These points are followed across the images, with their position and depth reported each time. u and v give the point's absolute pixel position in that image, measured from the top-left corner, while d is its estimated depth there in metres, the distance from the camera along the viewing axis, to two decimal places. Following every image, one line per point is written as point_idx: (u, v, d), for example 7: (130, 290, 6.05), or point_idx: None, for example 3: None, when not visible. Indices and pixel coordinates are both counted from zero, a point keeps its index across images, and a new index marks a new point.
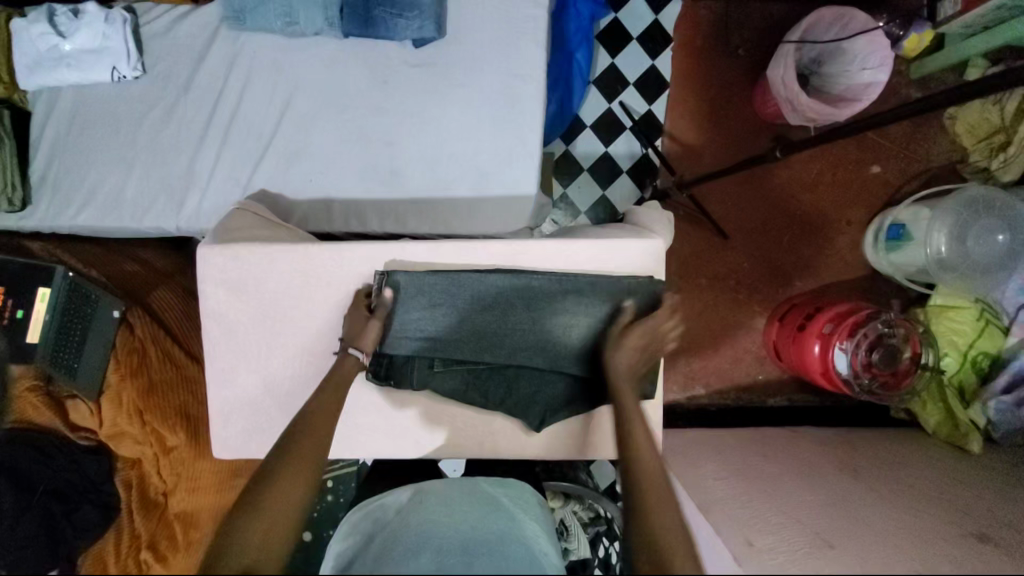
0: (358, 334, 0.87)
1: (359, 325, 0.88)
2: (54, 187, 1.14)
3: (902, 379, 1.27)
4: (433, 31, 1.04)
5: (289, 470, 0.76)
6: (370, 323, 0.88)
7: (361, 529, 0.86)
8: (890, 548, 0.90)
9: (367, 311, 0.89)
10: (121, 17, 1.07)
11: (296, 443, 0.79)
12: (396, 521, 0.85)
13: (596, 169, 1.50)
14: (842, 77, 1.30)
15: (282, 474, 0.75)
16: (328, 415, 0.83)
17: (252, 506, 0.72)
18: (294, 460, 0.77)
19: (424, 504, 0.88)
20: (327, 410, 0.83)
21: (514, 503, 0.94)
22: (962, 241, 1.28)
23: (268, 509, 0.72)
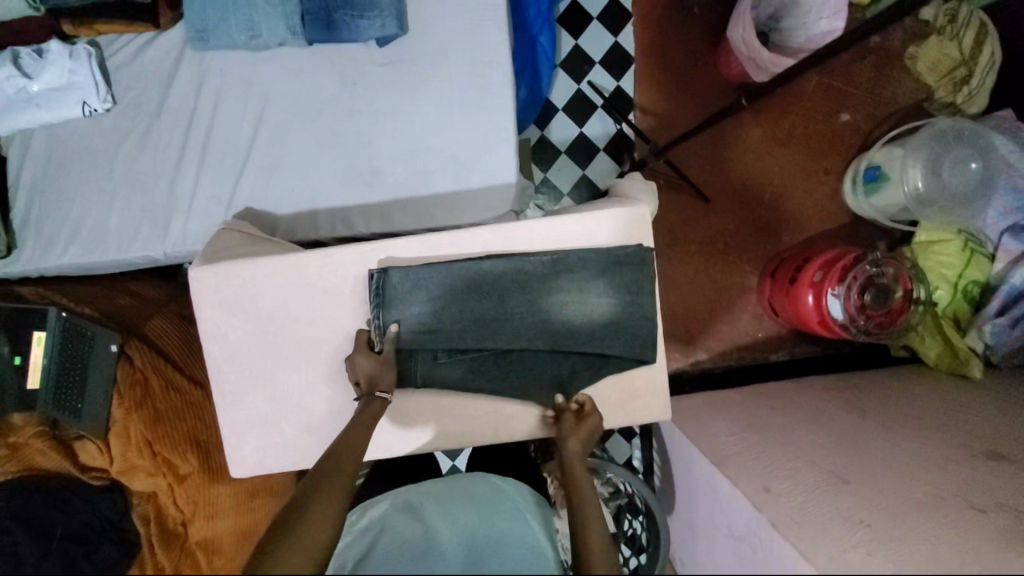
0: (382, 374, 0.88)
1: (378, 366, 0.88)
2: (38, 228, 1.14)
3: (897, 317, 1.28)
4: (395, 27, 1.04)
5: (331, 480, 0.77)
6: (391, 361, 0.89)
7: (360, 530, 0.86)
8: (904, 478, 0.93)
9: (374, 352, 0.89)
10: (86, 50, 1.07)
11: (337, 458, 0.80)
12: (396, 522, 0.84)
13: (573, 150, 1.51)
14: (801, 29, 1.32)
15: (328, 484, 0.76)
16: (362, 432, 0.84)
17: (298, 511, 0.71)
18: (338, 472, 0.78)
19: (424, 509, 0.88)
20: (360, 426, 0.85)
21: (517, 504, 0.92)
22: (937, 174, 1.30)
23: (314, 514, 0.71)
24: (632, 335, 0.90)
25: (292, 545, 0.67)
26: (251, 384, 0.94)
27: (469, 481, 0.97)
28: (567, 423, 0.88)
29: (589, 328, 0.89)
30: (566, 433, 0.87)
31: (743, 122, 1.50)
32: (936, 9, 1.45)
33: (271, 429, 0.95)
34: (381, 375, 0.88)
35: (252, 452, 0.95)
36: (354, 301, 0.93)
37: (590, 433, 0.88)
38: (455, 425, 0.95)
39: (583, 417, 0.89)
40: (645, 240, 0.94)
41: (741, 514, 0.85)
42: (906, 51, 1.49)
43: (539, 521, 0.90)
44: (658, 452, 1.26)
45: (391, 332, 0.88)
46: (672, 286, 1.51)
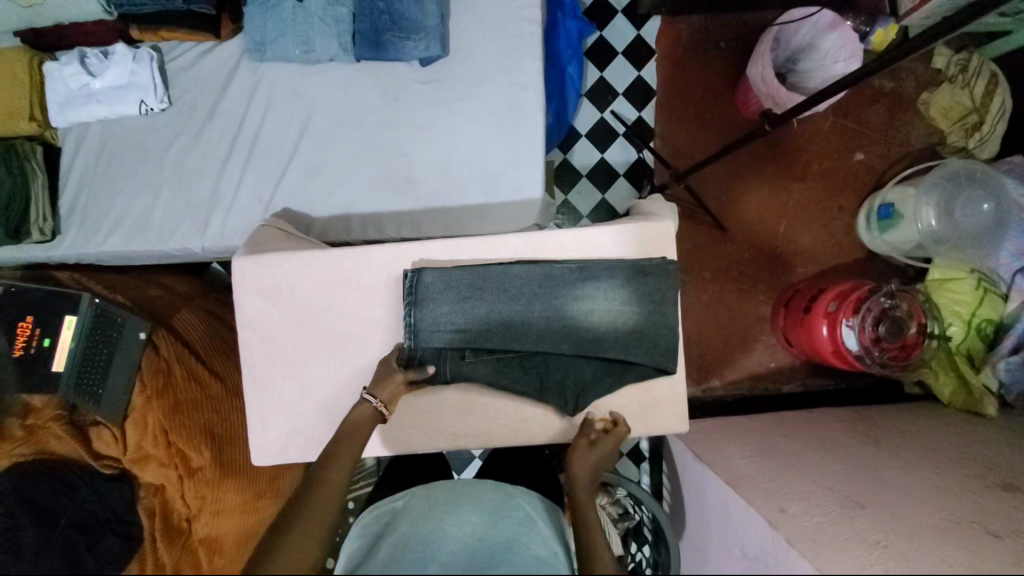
0: (379, 377, 0.90)
1: (382, 370, 0.92)
2: (81, 216, 1.20)
3: (911, 351, 1.30)
4: (439, 48, 1.11)
5: (319, 496, 0.75)
6: (393, 373, 0.91)
7: (367, 532, 0.85)
8: (921, 508, 0.91)
9: (395, 365, 0.92)
10: (149, 54, 1.16)
11: (321, 474, 0.78)
12: (404, 524, 0.82)
13: (595, 174, 1.57)
14: (818, 71, 1.38)
15: (315, 499, 0.75)
16: (349, 449, 0.83)
17: (280, 537, 0.69)
18: (323, 484, 0.77)
19: (427, 509, 0.85)
20: (349, 444, 0.83)
21: (526, 507, 0.90)
22: (950, 215, 1.34)
23: (298, 538, 0.70)
24: (653, 345, 0.92)
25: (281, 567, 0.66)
26: (279, 372, 0.97)
27: (471, 487, 0.93)
28: (580, 443, 0.90)
29: (612, 335, 0.92)
30: (577, 453, 0.88)
31: (760, 156, 1.56)
32: (948, 59, 1.52)
33: (295, 417, 0.97)
34: (378, 378, 0.91)
35: (275, 439, 0.97)
36: (384, 296, 0.97)
37: (608, 456, 0.90)
38: (474, 423, 0.97)
39: (599, 440, 0.90)
40: (666, 252, 0.97)
41: (754, 533, 0.84)
42: (918, 97, 1.55)
43: (549, 526, 0.88)
44: (670, 478, 1.25)
45: (426, 373, 0.91)
46: (687, 311, 1.53)
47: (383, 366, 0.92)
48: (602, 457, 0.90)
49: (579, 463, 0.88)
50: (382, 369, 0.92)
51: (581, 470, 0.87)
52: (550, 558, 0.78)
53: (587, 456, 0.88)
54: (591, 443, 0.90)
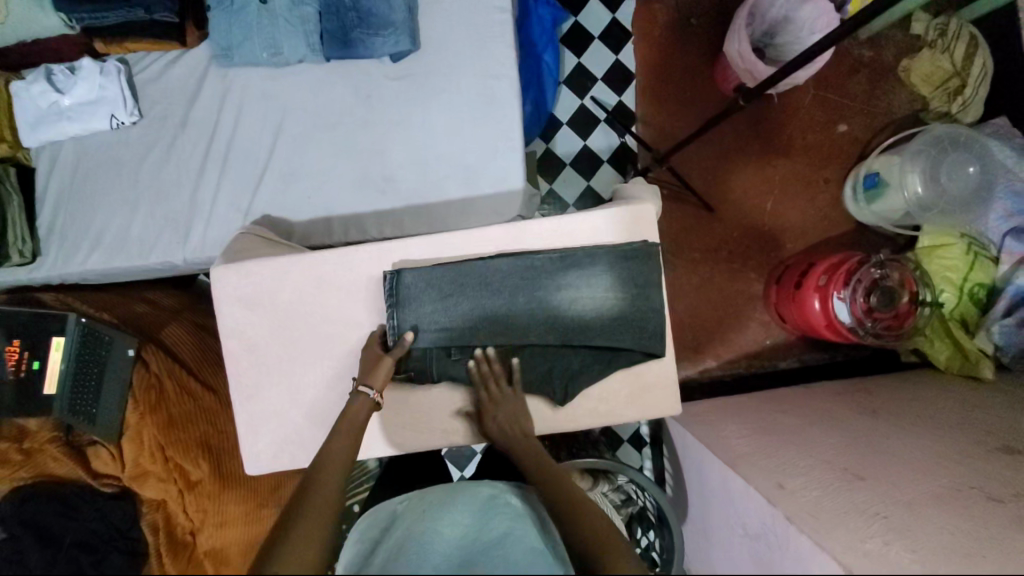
0: (368, 366, 0.89)
1: (366, 356, 0.91)
2: (61, 235, 1.19)
3: (904, 320, 1.29)
4: (409, 43, 1.10)
5: (316, 496, 0.74)
6: (381, 358, 0.90)
7: (364, 535, 0.84)
8: (921, 477, 0.90)
9: (380, 348, 0.91)
10: (116, 68, 1.14)
11: (318, 474, 0.78)
12: (401, 527, 0.81)
13: (579, 162, 1.55)
14: (796, 44, 1.37)
15: (314, 497, 0.74)
16: (342, 454, 0.81)
17: (281, 539, 0.68)
18: (320, 482, 0.76)
19: (425, 509, 0.84)
20: (339, 450, 0.82)
21: (523, 499, 0.89)
22: (937, 180, 1.33)
23: (299, 539, 0.69)
24: (641, 328, 0.92)
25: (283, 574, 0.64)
26: (267, 379, 0.96)
27: (467, 485, 0.91)
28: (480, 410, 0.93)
29: (596, 323, 0.91)
30: (487, 420, 0.92)
31: (743, 134, 1.54)
32: (926, 24, 1.50)
33: (286, 423, 0.96)
34: (365, 365, 0.91)
35: (267, 447, 0.97)
36: (368, 298, 0.96)
37: (495, 404, 0.91)
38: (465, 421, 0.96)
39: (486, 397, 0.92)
40: (648, 236, 0.96)
41: (753, 511, 0.83)
42: (899, 64, 1.53)
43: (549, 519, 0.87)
44: (670, 460, 1.24)
45: (404, 343, 0.89)
46: (678, 294, 1.53)
47: (367, 353, 0.92)
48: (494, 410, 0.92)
49: (495, 424, 0.92)
50: (366, 355, 0.92)
51: (503, 429, 0.92)
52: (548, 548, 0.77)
53: (499, 414, 0.92)
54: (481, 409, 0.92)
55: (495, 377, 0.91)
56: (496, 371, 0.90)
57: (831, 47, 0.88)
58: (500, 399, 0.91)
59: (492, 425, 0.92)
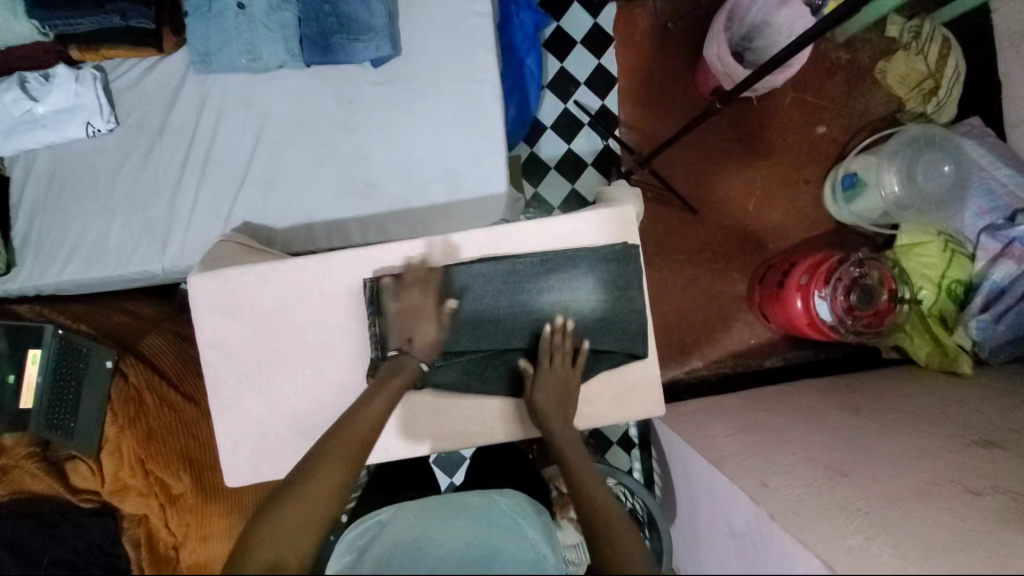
0: (428, 318, 0.90)
1: (420, 320, 0.90)
2: (36, 245, 1.17)
3: (884, 317, 1.31)
4: (389, 49, 1.10)
5: (341, 441, 0.77)
6: (440, 312, 0.91)
7: (353, 545, 0.83)
8: (901, 472, 0.91)
9: (432, 298, 0.91)
10: (92, 75, 1.13)
11: (349, 418, 0.81)
12: (392, 533, 0.81)
13: (563, 166, 1.56)
14: (774, 47, 1.39)
15: (340, 442, 0.77)
16: (353, 447, 0.77)
17: (302, 478, 0.72)
18: (350, 426, 0.79)
19: (417, 517, 0.85)
20: (351, 442, 0.78)
21: (513, 511, 0.90)
22: (915, 180, 1.36)
23: (317, 481, 0.72)
24: (623, 330, 0.93)
25: (255, 567, 0.64)
26: (247, 389, 0.95)
27: (458, 496, 0.92)
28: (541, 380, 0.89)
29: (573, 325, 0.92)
30: (536, 388, 0.89)
31: (725, 135, 1.56)
32: (902, 26, 1.53)
33: (266, 433, 0.95)
34: (417, 333, 0.90)
35: (246, 459, 0.95)
36: (348, 304, 0.95)
37: (562, 373, 0.90)
38: (450, 429, 0.96)
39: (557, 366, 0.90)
40: (630, 237, 0.97)
41: (738, 509, 0.83)
42: (876, 66, 1.56)
43: (536, 528, 0.88)
44: (659, 461, 1.21)
45: (449, 307, 0.91)
46: (664, 296, 1.53)
47: (419, 313, 0.90)
48: (563, 382, 0.90)
49: (541, 397, 0.88)
50: (420, 317, 0.90)
51: (545, 404, 0.88)
52: (538, 560, 0.78)
53: (549, 387, 0.89)
54: (545, 375, 0.89)
55: (565, 354, 0.90)
56: (565, 347, 0.90)
57: (808, 46, 0.88)
58: (568, 370, 0.90)
59: (538, 396, 0.88)
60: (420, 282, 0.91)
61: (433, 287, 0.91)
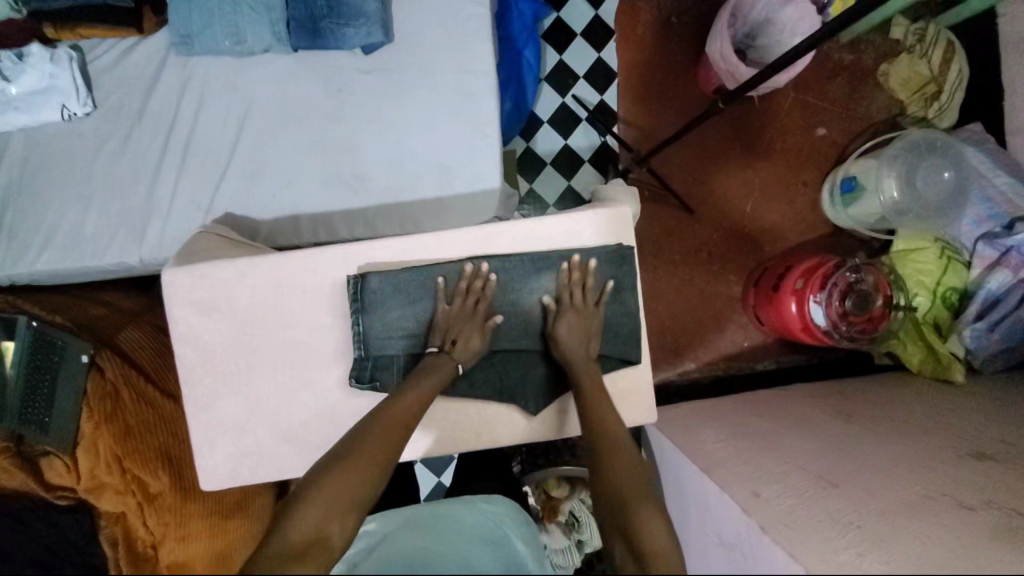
0: (469, 317, 0.89)
1: (467, 327, 0.89)
2: (9, 233, 1.12)
3: (879, 323, 1.30)
4: (381, 35, 1.05)
5: (384, 422, 0.82)
6: (474, 312, 0.90)
7: (344, 559, 0.80)
8: (892, 483, 0.90)
9: (469, 298, 0.89)
10: (67, 55, 1.07)
11: (393, 400, 0.84)
12: (383, 544, 0.78)
13: (559, 162, 1.53)
14: (777, 46, 1.36)
15: (384, 422, 0.82)
16: (394, 430, 0.81)
17: (350, 452, 0.78)
18: (394, 408, 0.83)
19: (406, 528, 0.82)
20: (392, 424, 0.82)
21: (501, 522, 0.88)
22: (913, 186, 1.33)
23: (363, 456, 0.78)
24: (615, 333, 0.94)
25: (302, 530, 0.69)
26: (225, 389, 0.92)
27: (444, 506, 0.89)
28: (567, 315, 0.90)
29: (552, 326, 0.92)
30: (559, 322, 0.90)
31: (724, 134, 1.53)
32: (907, 28, 1.51)
33: (244, 434, 0.92)
34: (463, 338, 0.89)
35: (222, 459, 0.93)
36: (331, 300, 0.92)
37: (585, 311, 0.91)
38: (436, 433, 0.93)
39: (582, 308, 0.91)
40: (625, 238, 0.94)
41: (729, 520, 0.81)
42: (878, 69, 1.54)
43: (528, 539, 0.86)
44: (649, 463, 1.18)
45: (495, 320, 0.90)
46: (657, 297, 1.51)
47: (467, 317, 0.89)
48: (586, 324, 0.90)
49: (563, 332, 0.89)
50: (469, 323, 0.89)
51: (568, 339, 0.89)
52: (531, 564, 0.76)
53: (572, 322, 0.90)
54: (564, 317, 0.90)
55: (585, 289, 0.91)
56: (590, 286, 0.91)
57: (813, 50, 0.87)
58: (591, 311, 0.91)
59: (560, 330, 0.89)
60: (476, 291, 0.89)
61: (485, 297, 0.90)
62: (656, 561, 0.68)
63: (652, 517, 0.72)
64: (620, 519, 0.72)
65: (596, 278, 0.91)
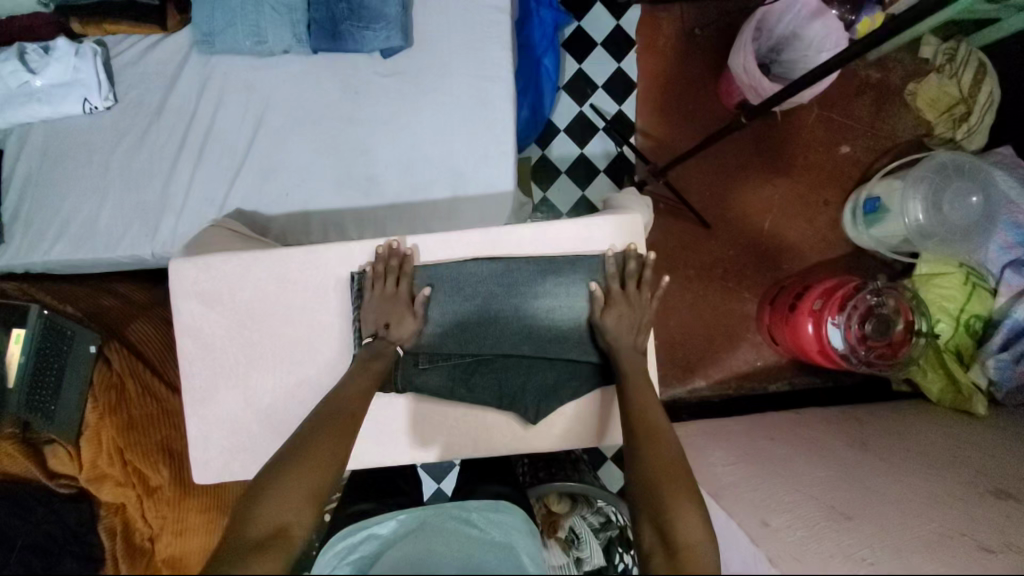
0: (394, 306, 0.88)
1: (395, 310, 0.88)
2: (27, 222, 1.13)
3: (898, 349, 1.27)
4: (401, 39, 1.05)
5: (332, 417, 0.80)
6: (399, 300, 0.88)
7: (348, 559, 0.77)
8: (912, 521, 0.86)
9: (393, 283, 0.89)
10: (92, 50, 1.08)
11: (338, 393, 0.83)
12: (392, 550, 0.75)
13: (574, 171, 1.51)
14: (802, 61, 1.34)
15: (331, 416, 0.80)
16: (345, 423, 0.80)
17: (299, 450, 0.76)
18: (340, 401, 0.82)
19: (415, 535, 0.79)
20: (343, 417, 0.80)
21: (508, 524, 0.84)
22: (939, 209, 1.29)
23: (314, 452, 0.76)
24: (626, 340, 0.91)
25: (261, 530, 0.68)
26: (225, 383, 0.92)
27: (452, 511, 0.87)
28: (620, 306, 0.88)
29: (553, 334, 0.90)
30: (607, 314, 0.87)
31: (744, 148, 1.51)
32: (935, 48, 1.48)
33: (241, 431, 0.92)
34: (395, 321, 0.88)
35: (218, 456, 0.92)
36: (333, 297, 0.92)
37: (636, 303, 0.88)
38: (432, 436, 0.93)
39: (636, 298, 0.88)
40: (637, 238, 0.93)
41: (736, 552, 0.78)
42: (906, 87, 1.51)
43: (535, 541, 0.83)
44: None
45: (421, 297, 0.88)
46: (670, 312, 1.49)
47: (394, 299, 0.88)
48: (638, 315, 0.88)
49: (612, 321, 0.87)
50: (396, 306, 0.88)
51: (617, 328, 0.87)
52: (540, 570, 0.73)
53: (622, 312, 0.87)
54: (612, 309, 0.87)
55: (638, 280, 0.89)
56: (643, 275, 0.89)
57: (836, 70, 0.85)
58: (641, 303, 0.89)
59: (609, 320, 0.87)
60: (394, 270, 0.89)
61: (405, 274, 0.89)
62: (686, 556, 0.67)
63: (685, 503, 0.71)
64: (653, 500, 0.72)
65: (653, 269, 0.89)
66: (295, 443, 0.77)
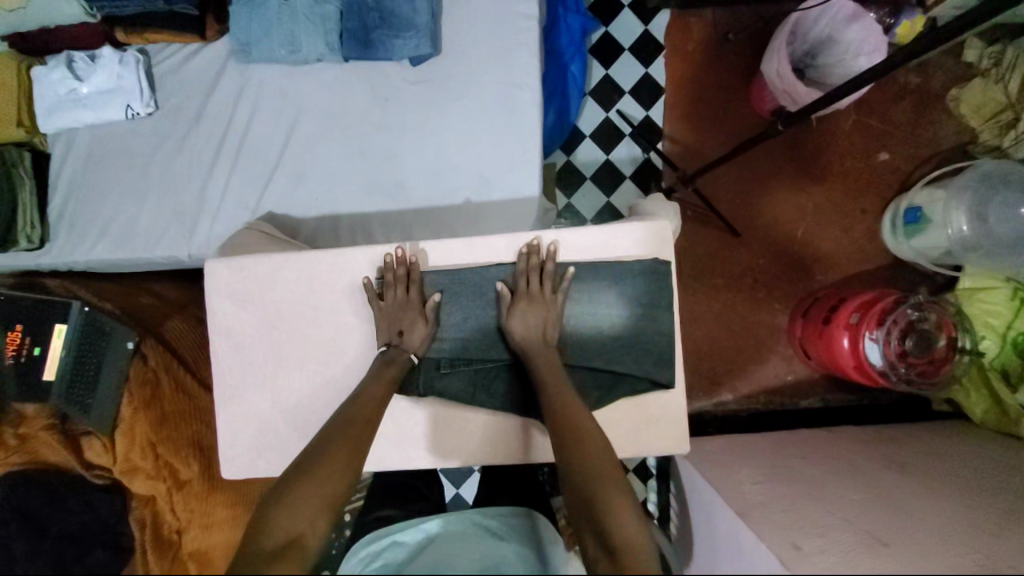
0: (407, 315, 0.89)
1: (408, 317, 0.89)
2: (70, 224, 1.18)
3: (941, 367, 1.22)
4: (429, 47, 1.06)
5: (347, 427, 0.81)
6: (410, 308, 0.89)
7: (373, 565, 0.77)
8: (955, 551, 0.81)
9: (403, 290, 0.89)
10: (135, 58, 1.13)
11: (353, 403, 0.84)
12: (413, 560, 0.75)
13: (600, 177, 1.50)
14: (840, 65, 1.29)
15: (345, 425, 0.81)
16: (359, 432, 0.81)
17: (314, 460, 0.76)
18: (356, 408, 0.83)
19: (436, 544, 0.78)
20: (357, 425, 0.81)
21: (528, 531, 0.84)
22: (984, 220, 1.24)
23: (329, 462, 0.76)
24: (647, 353, 0.89)
25: (277, 541, 0.68)
26: (251, 385, 0.94)
27: (476, 518, 0.87)
28: (521, 305, 0.87)
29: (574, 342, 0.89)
30: (511, 314, 0.87)
31: (776, 156, 1.47)
32: (981, 51, 1.40)
33: (267, 430, 0.94)
34: (407, 329, 0.89)
35: (243, 455, 0.94)
36: (357, 300, 0.93)
37: (541, 299, 0.87)
38: (452, 441, 0.92)
39: (538, 296, 0.87)
40: (663, 250, 0.92)
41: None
42: (948, 93, 1.45)
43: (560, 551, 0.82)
44: (676, 493, 1.13)
45: (432, 302, 0.89)
46: (697, 321, 1.45)
47: (404, 307, 0.89)
48: (546, 312, 0.87)
49: (518, 324, 0.86)
50: (408, 313, 0.89)
51: (525, 329, 0.86)
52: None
53: (525, 313, 0.87)
54: (516, 309, 0.87)
55: (544, 275, 0.88)
56: (545, 269, 0.88)
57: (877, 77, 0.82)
58: (544, 298, 0.87)
59: (514, 324, 0.86)
60: (402, 278, 0.89)
61: (414, 282, 0.89)
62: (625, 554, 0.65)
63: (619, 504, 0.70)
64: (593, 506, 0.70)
65: (555, 263, 0.88)
66: (309, 455, 0.77)
